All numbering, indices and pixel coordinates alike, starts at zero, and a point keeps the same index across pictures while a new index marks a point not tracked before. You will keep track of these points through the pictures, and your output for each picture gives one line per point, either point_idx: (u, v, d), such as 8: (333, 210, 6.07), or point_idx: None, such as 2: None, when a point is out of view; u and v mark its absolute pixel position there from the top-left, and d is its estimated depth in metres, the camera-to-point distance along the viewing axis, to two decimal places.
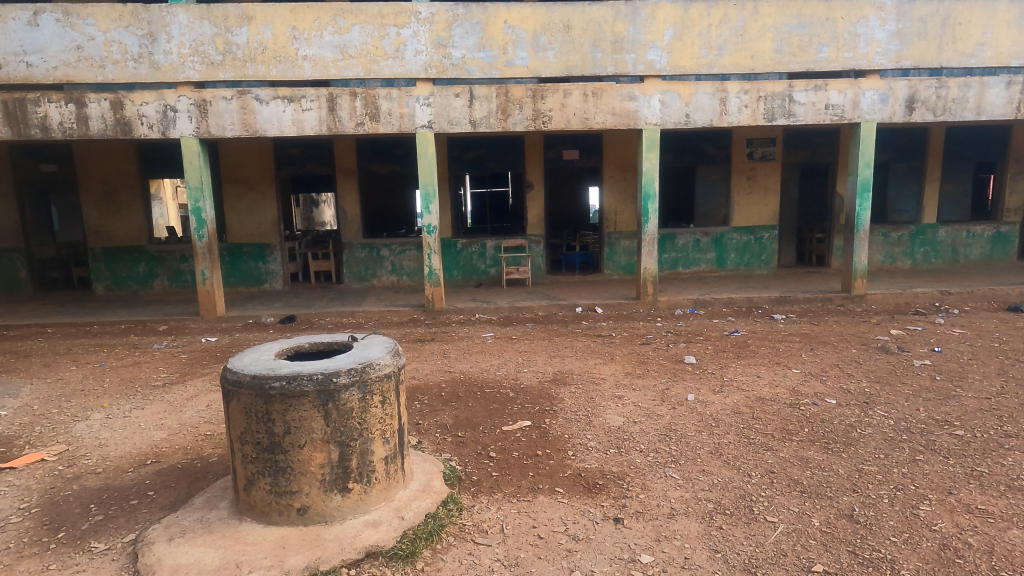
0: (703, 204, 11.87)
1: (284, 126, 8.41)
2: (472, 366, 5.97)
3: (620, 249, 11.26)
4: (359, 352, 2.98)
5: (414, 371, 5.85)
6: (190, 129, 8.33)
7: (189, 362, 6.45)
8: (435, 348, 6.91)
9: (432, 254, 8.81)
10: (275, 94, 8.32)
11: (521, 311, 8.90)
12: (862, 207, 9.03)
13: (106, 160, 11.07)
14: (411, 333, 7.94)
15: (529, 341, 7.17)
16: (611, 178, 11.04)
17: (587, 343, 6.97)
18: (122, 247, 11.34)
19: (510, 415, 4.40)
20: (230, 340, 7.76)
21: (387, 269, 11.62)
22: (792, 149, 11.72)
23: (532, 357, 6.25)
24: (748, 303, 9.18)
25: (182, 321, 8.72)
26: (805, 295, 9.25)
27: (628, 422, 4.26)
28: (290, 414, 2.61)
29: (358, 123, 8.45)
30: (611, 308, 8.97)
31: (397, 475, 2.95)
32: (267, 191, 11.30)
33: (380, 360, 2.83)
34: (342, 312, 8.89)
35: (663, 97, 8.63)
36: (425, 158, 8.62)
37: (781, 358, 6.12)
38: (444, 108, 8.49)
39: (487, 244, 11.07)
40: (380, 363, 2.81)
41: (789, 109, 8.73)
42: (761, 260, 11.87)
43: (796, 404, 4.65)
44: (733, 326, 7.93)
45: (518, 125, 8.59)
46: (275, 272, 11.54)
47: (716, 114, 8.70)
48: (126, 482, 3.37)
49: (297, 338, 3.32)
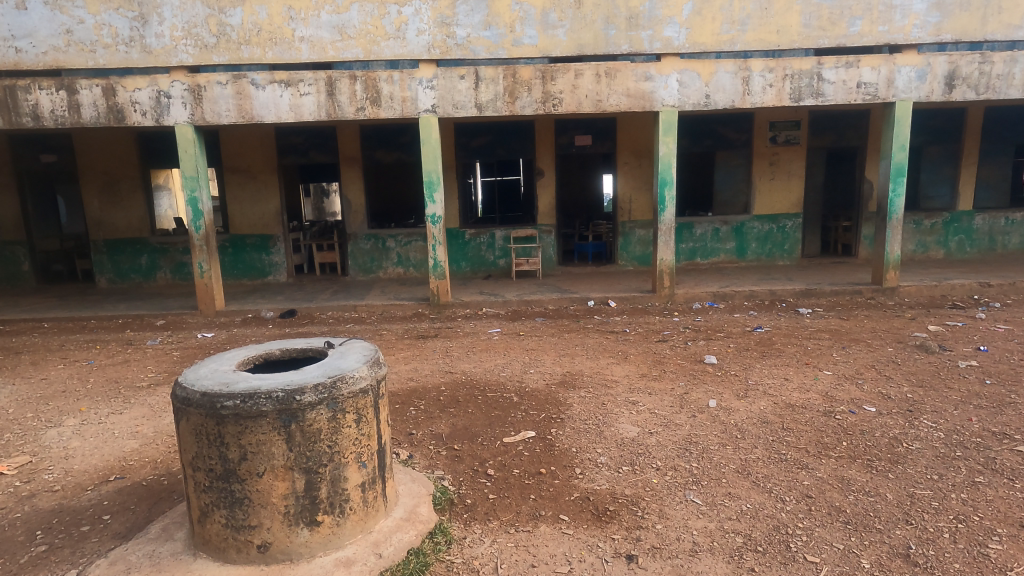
0: (722, 191, 11.30)
1: (281, 111, 8.03)
2: (476, 366, 5.58)
3: (635, 239, 10.77)
4: (332, 361, 2.60)
5: (412, 371, 5.48)
6: (184, 116, 7.99)
7: (180, 360, 6.15)
8: (437, 346, 6.53)
9: (437, 245, 8.42)
10: (271, 78, 7.95)
11: (530, 305, 8.49)
12: (895, 193, 8.44)
13: (106, 150, 10.82)
14: (414, 329, 7.57)
15: (538, 338, 6.75)
16: (625, 164, 10.53)
17: (599, 340, 6.53)
18: (124, 239, 11.12)
19: (513, 424, 4.01)
20: (226, 337, 7.47)
21: (393, 260, 11.27)
22: (818, 132, 11.09)
23: (539, 356, 5.85)
24: (771, 296, 8.67)
25: (181, 316, 8.46)
26: (832, 288, 8.71)
27: (643, 433, 3.84)
28: (247, 438, 2.24)
29: (358, 108, 8.05)
30: (625, 302, 8.53)
31: (376, 503, 2.58)
32: (269, 180, 11.00)
33: (354, 372, 2.45)
34: (344, 307, 8.55)
35: (681, 77, 8.09)
36: (428, 144, 8.21)
37: (811, 357, 5.63)
38: (449, 91, 8.06)
39: (496, 235, 10.65)
40: (354, 376, 2.43)
41: (818, 88, 8.13)
42: (783, 250, 11.30)
43: (830, 413, 4.19)
44: (757, 321, 7.44)
45: (526, 108, 8.12)
46: (279, 264, 11.25)
47: (738, 94, 8.14)
48: (83, 504, 3.04)
49: (269, 344, 2.98)
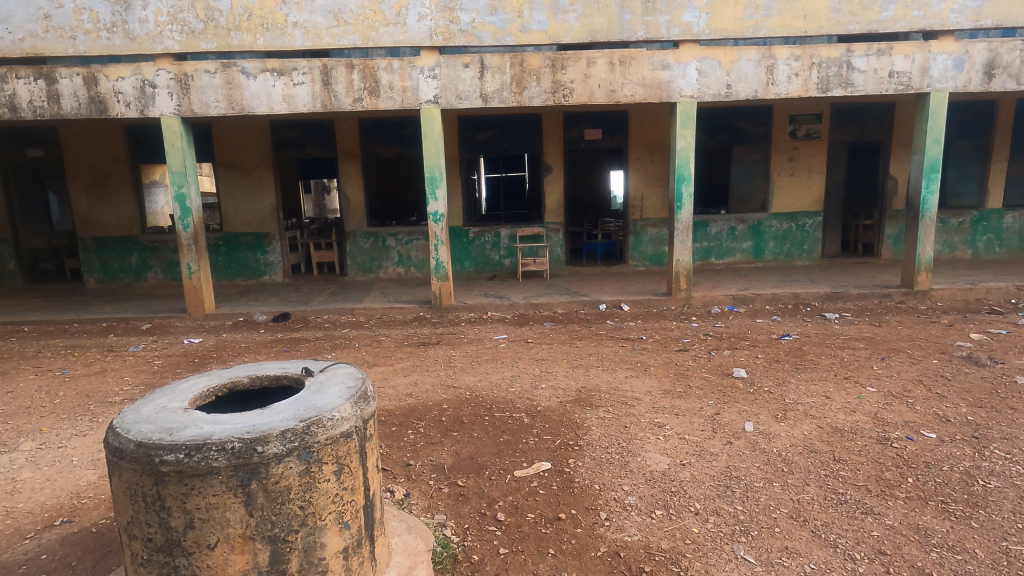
0: (739, 188, 10.78)
1: (274, 102, 7.54)
2: (481, 379, 5.08)
3: (647, 238, 10.24)
4: (305, 398, 2.10)
5: (411, 385, 4.98)
6: (170, 107, 7.51)
7: (161, 371, 5.67)
8: (439, 354, 6.03)
9: (439, 245, 7.93)
10: (263, 66, 7.45)
11: (538, 309, 8.00)
12: (928, 190, 7.89)
13: (94, 144, 10.35)
14: (415, 335, 7.08)
15: (548, 346, 6.25)
16: (637, 159, 10.00)
17: (613, 350, 6.01)
18: (113, 236, 10.65)
19: (525, 453, 3.52)
20: (215, 343, 7.00)
21: (394, 260, 10.78)
22: (840, 126, 10.54)
23: (550, 368, 5.35)
24: (795, 300, 8.15)
25: (168, 319, 7.99)
26: (859, 291, 8.18)
27: (675, 465, 3.35)
28: (193, 501, 1.75)
29: (356, 98, 7.55)
30: (638, 305, 8.04)
31: (362, 570, 2.09)
32: (265, 175, 10.52)
33: (334, 412, 1.96)
34: (340, 310, 8.07)
35: (700, 66, 7.56)
36: (430, 137, 7.71)
37: (849, 371, 5.12)
38: (452, 80, 7.56)
39: (501, 233, 10.15)
40: (333, 417, 1.95)
41: (847, 78, 7.59)
42: (803, 250, 10.77)
43: (884, 440, 3.68)
44: (782, 328, 6.93)
45: (535, 98, 7.61)
46: (274, 263, 10.77)
47: (762, 85, 7.60)
48: (17, 558, 2.57)
49: (237, 369, 2.52)
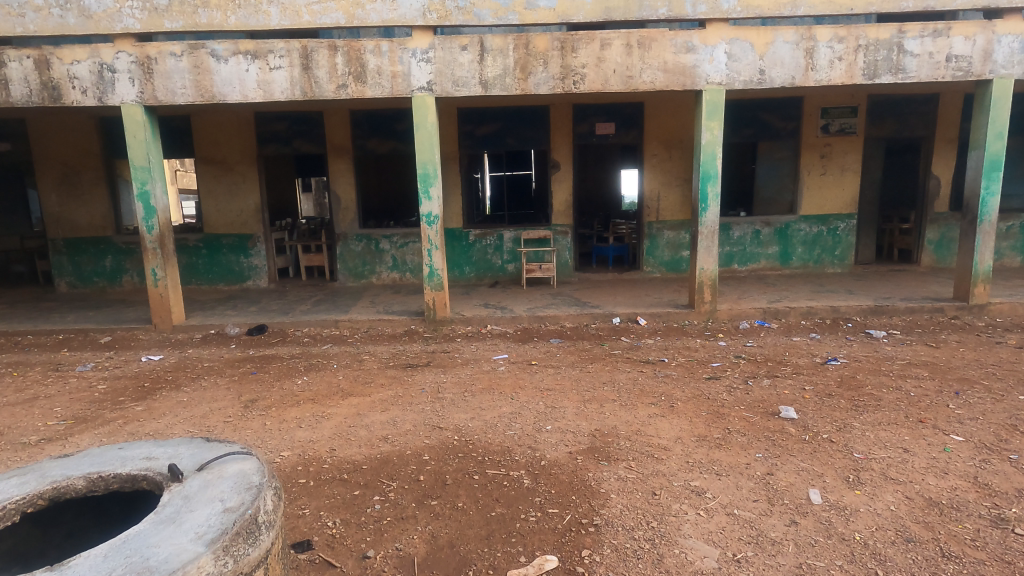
0: (765, 188, 9.86)
1: (247, 89, 6.70)
2: (473, 417, 4.19)
3: (663, 242, 9.31)
4: (137, 552, 1.84)
5: (387, 425, 4.10)
6: (132, 94, 6.69)
7: (99, 401, 4.82)
8: (427, 380, 5.14)
9: (433, 250, 7.06)
10: (235, 48, 6.61)
11: (543, 322, 7.13)
12: (988, 191, 6.93)
13: (63, 138, 9.58)
14: (403, 353, 6.21)
15: (556, 371, 5.35)
16: (653, 156, 9.09)
17: (631, 377, 5.10)
18: (86, 238, 9.86)
19: (523, 539, 2.69)
20: (176, 361, 6.15)
21: (388, 264, 9.91)
22: (878, 120, 9.58)
23: (557, 403, 4.46)
24: (834, 315, 7.22)
25: (132, 331, 7.18)
26: (907, 305, 7.24)
27: (725, 564, 2.50)
28: None
29: (339, 85, 6.71)
30: (656, 319, 7.15)
31: None
32: (248, 172, 9.71)
33: None
34: (322, 322, 7.22)
35: (730, 48, 6.65)
36: (424, 129, 6.84)
37: (921, 411, 4.19)
38: (448, 64, 6.69)
39: (504, 236, 9.26)
40: None
41: (897, 62, 6.65)
42: (834, 256, 9.82)
43: (1000, 522, 2.78)
44: (825, 350, 6.00)
45: (541, 85, 6.74)
46: (259, 267, 9.96)
47: (800, 70, 6.68)
48: None
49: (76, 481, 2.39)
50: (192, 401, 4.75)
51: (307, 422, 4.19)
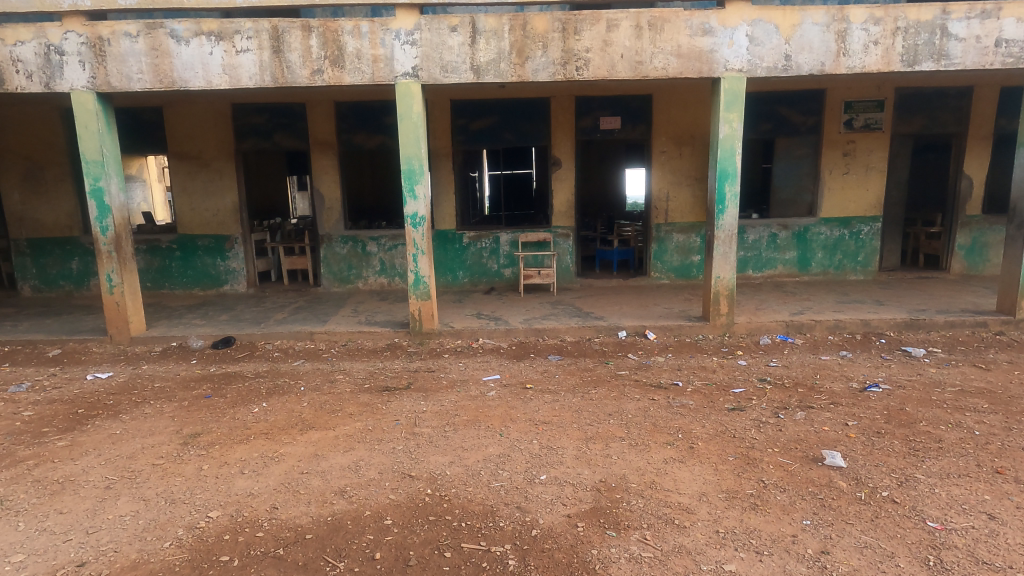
0: (782, 188, 9.13)
1: (211, 75, 6.00)
2: (452, 462, 3.47)
3: (672, 246, 8.58)
4: None
5: (347, 471, 3.37)
6: (83, 79, 5.98)
7: (17, 435, 4.11)
8: (403, 409, 4.41)
9: (419, 255, 6.34)
10: (197, 28, 5.91)
11: (541, 336, 6.42)
12: None
13: (27, 130, 8.90)
14: (382, 372, 5.47)
15: (554, 398, 4.61)
16: (662, 153, 8.38)
17: (641, 408, 4.35)
18: (51, 238, 9.17)
19: None
20: (125, 379, 5.44)
21: (375, 268, 9.19)
22: (906, 115, 8.84)
23: (554, 443, 3.74)
24: (865, 329, 6.49)
25: (85, 344, 6.48)
26: (946, 319, 6.51)
27: None
28: None
29: (314, 70, 6.00)
30: (666, 333, 6.44)
31: None
32: (225, 168, 9.01)
33: None
34: (296, 334, 6.51)
35: (752, 31, 5.93)
36: (409, 119, 6.12)
37: (995, 457, 3.47)
38: (436, 47, 5.97)
39: (501, 238, 8.53)
40: None
41: (940, 48, 5.92)
42: (857, 261, 9.08)
43: None
44: (861, 372, 5.27)
45: (540, 72, 6.03)
46: (237, 271, 9.24)
47: (831, 56, 5.95)
48: None
49: None
50: (125, 435, 4.03)
51: (251, 467, 3.46)
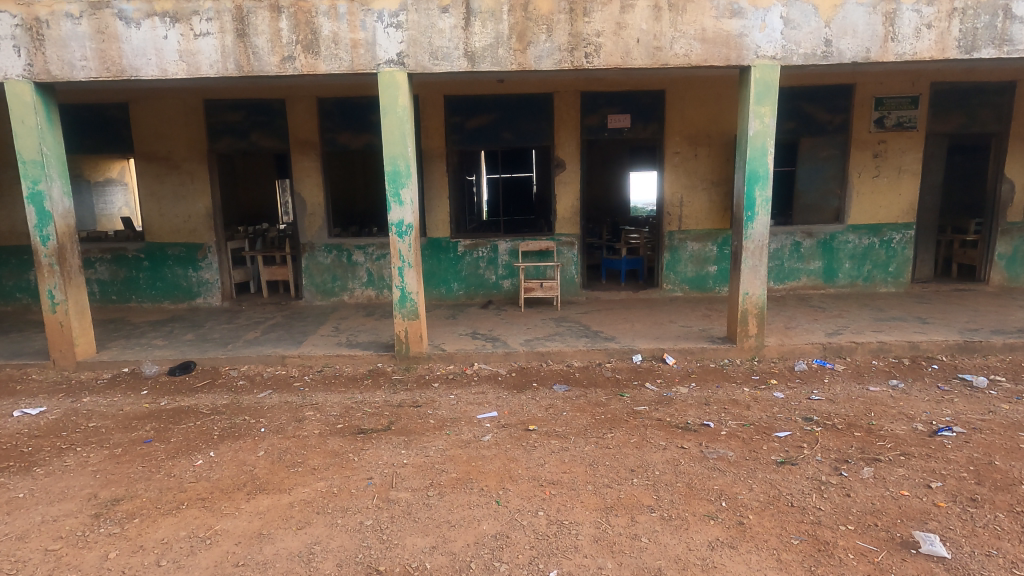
0: (807, 192, 8.36)
1: (165, 62, 5.22)
2: (433, 551, 2.66)
3: (687, 255, 7.80)
4: None
5: (294, 565, 2.57)
6: (18, 66, 5.20)
7: None
8: (378, 462, 3.60)
9: (406, 268, 5.55)
10: (149, 8, 5.13)
11: (545, 360, 5.62)
12: None
13: None
14: (359, 407, 4.66)
15: (563, 446, 3.80)
16: (676, 154, 7.61)
17: (669, 461, 3.55)
18: (7, 247, 8.37)
19: None
20: (58, 415, 4.64)
21: (361, 280, 8.39)
22: (942, 113, 8.07)
23: (565, 516, 2.94)
24: (913, 353, 5.70)
25: (24, 370, 5.68)
26: (1006, 341, 5.72)
27: None
28: None
29: (284, 57, 5.22)
30: (687, 357, 5.66)
31: None
32: (197, 170, 8.22)
33: None
34: (267, 358, 5.70)
35: (787, 12, 5.16)
36: (394, 113, 5.34)
37: None
38: (424, 31, 5.20)
39: (499, 247, 7.75)
40: None
41: (1003, 31, 5.16)
42: (888, 272, 8.31)
43: None
44: (922, 408, 4.48)
45: (544, 59, 5.25)
46: (210, 282, 8.44)
47: (877, 41, 5.19)
48: None
49: None
50: (28, 501, 3.22)
51: (172, 556, 2.66)
